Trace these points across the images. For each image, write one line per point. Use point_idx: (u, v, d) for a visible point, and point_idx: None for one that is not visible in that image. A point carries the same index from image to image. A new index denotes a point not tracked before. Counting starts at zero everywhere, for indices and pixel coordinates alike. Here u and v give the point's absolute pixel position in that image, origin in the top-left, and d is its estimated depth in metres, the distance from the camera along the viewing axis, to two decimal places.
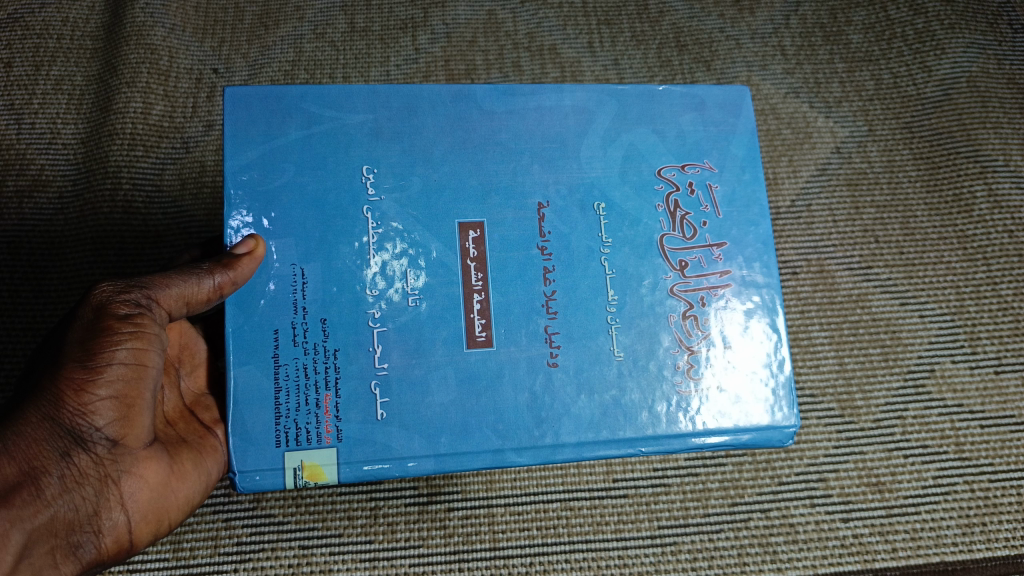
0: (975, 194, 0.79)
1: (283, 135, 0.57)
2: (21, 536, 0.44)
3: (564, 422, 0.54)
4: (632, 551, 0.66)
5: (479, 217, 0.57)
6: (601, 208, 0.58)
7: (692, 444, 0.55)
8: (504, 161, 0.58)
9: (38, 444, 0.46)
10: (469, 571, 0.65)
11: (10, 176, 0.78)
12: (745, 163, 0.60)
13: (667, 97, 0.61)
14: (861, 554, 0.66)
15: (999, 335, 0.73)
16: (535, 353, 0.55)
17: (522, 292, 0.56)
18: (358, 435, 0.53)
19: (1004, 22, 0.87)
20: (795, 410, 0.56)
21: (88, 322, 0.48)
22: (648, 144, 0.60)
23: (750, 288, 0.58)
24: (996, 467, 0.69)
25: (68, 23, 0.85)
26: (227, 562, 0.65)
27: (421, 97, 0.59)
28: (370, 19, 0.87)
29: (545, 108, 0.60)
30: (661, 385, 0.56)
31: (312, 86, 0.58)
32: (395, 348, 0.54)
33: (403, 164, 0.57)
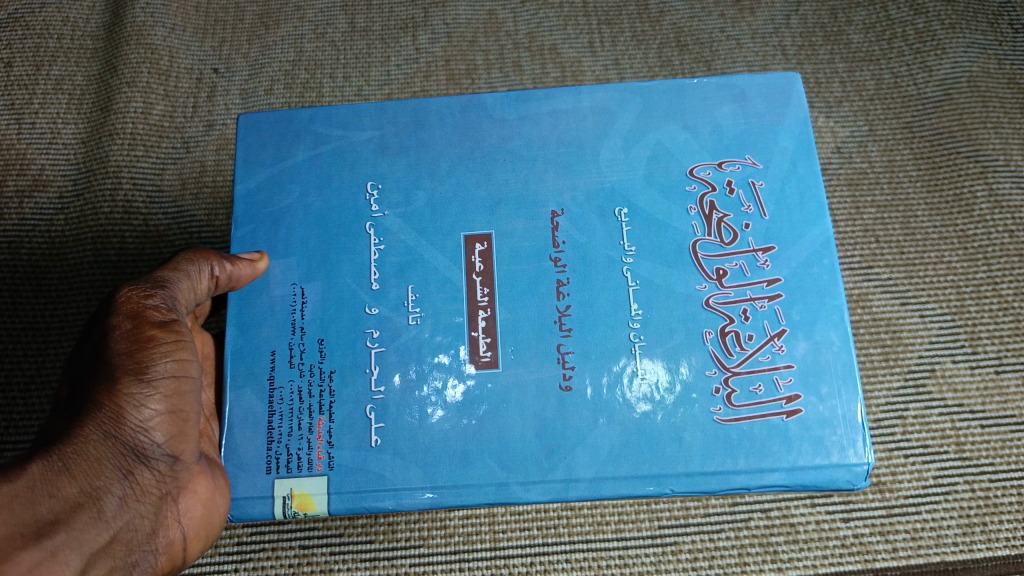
0: (976, 195, 0.78)
1: (291, 157, 0.61)
2: (84, 561, 0.43)
3: (577, 452, 0.53)
4: (632, 551, 0.66)
5: (485, 229, 0.58)
6: (623, 214, 0.58)
7: (734, 484, 0.53)
8: (514, 169, 0.60)
9: (99, 463, 0.45)
10: (469, 571, 0.65)
11: (10, 177, 0.78)
12: (796, 154, 0.59)
13: (700, 91, 0.61)
14: (861, 554, 0.65)
15: (999, 335, 0.73)
16: (546, 376, 0.55)
17: (533, 304, 0.56)
18: (350, 463, 0.53)
19: (1004, 22, 0.87)
20: (862, 444, 0.53)
21: (133, 333, 0.48)
22: (678, 141, 0.60)
23: (803, 298, 0.56)
24: (997, 468, 0.68)
25: (68, 24, 0.86)
26: (227, 562, 0.65)
27: (429, 111, 0.62)
28: (370, 19, 0.87)
29: (560, 111, 0.61)
30: (695, 413, 0.54)
31: (321, 108, 0.62)
32: (394, 370, 0.55)
33: (407, 180, 0.60)
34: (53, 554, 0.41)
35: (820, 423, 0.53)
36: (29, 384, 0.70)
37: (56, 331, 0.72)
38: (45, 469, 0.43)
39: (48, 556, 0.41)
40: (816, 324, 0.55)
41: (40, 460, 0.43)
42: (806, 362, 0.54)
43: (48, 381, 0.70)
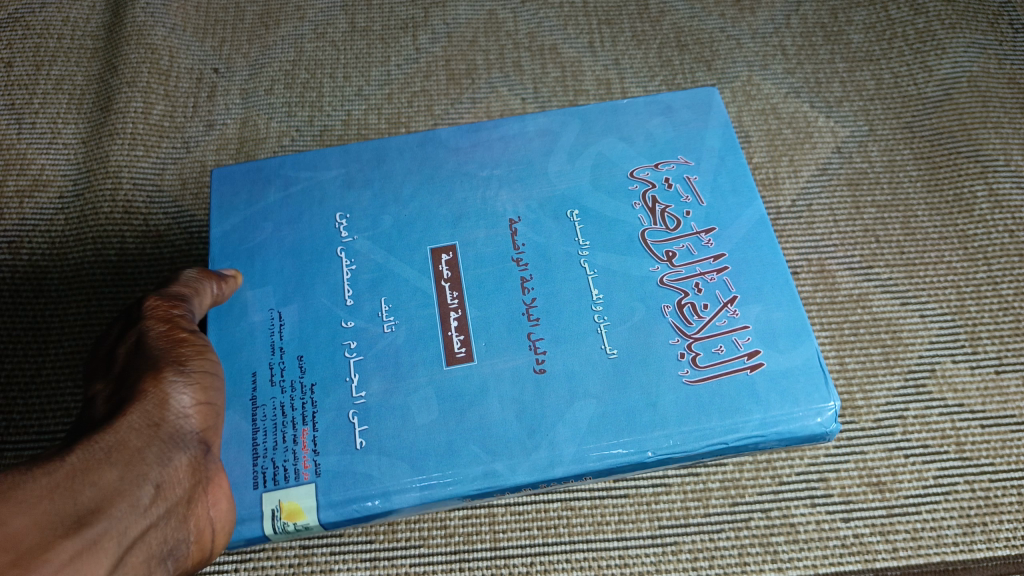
0: (976, 194, 0.78)
1: (262, 199, 0.63)
2: (125, 549, 0.39)
3: (559, 429, 0.54)
4: (632, 551, 0.65)
5: (451, 240, 0.61)
6: (576, 215, 0.61)
7: (713, 441, 0.53)
8: (472, 189, 0.63)
9: (144, 448, 0.43)
10: (469, 570, 0.65)
11: (11, 177, 0.78)
12: (723, 150, 0.64)
13: (631, 109, 0.66)
14: (861, 554, 0.65)
15: (999, 335, 0.72)
16: (522, 362, 0.56)
17: (502, 300, 0.58)
18: (337, 467, 0.53)
19: (1004, 22, 0.87)
20: (824, 388, 0.54)
21: (166, 336, 0.50)
22: (617, 151, 0.64)
23: (748, 268, 0.58)
24: (996, 467, 0.68)
25: (69, 24, 0.86)
26: (227, 562, 0.65)
27: (388, 146, 0.65)
28: (370, 19, 0.88)
29: (508, 137, 0.65)
30: (665, 379, 0.55)
31: (287, 155, 0.65)
32: (373, 376, 0.56)
33: (374, 206, 0.62)
34: (97, 542, 0.37)
35: (783, 374, 0.55)
36: (29, 384, 0.69)
37: (56, 331, 0.71)
38: (85, 455, 0.40)
39: (91, 545, 0.37)
40: (763, 288, 0.57)
41: (80, 448, 0.40)
42: (761, 322, 0.56)
43: (48, 381, 0.69)
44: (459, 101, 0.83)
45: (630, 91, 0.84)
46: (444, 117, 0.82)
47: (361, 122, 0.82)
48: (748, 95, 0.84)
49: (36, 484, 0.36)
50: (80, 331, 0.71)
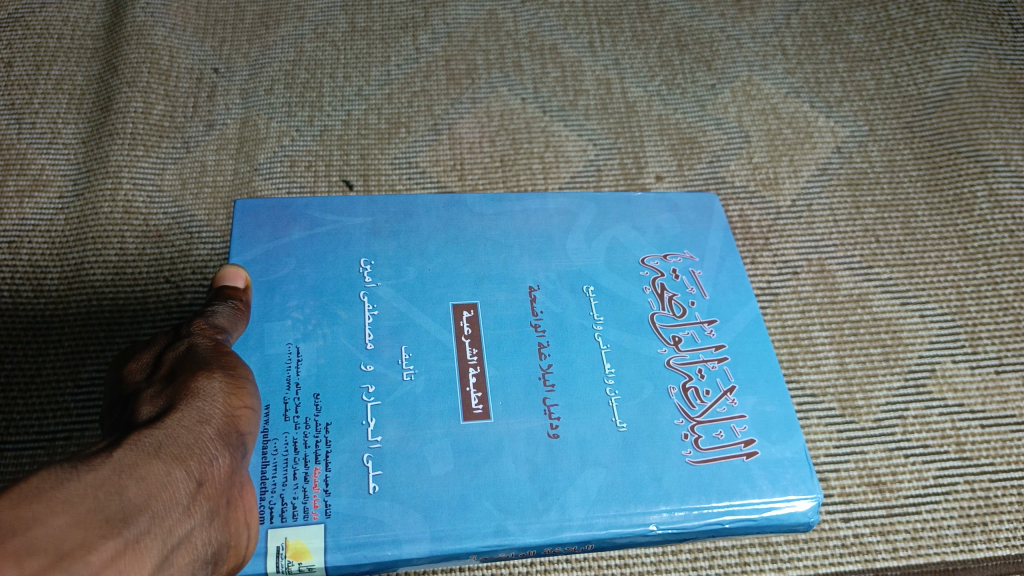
0: (975, 194, 0.78)
1: (286, 236, 0.63)
2: (165, 548, 0.38)
3: (570, 493, 0.54)
4: (632, 551, 0.64)
5: (471, 299, 0.61)
6: (590, 291, 0.63)
7: (710, 520, 0.54)
8: (495, 253, 0.64)
9: (191, 449, 0.42)
10: (470, 571, 0.63)
11: (10, 176, 0.78)
12: (724, 251, 0.66)
13: (644, 202, 0.68)
14: (861, 554, 0.64)
15: (999, 335, 0.72)
16: (536, 425, 0.56)
17: (519, 362, 0.59)
18: (348, 510, 0.53)
19: (1004, 22, 0.88)
20: (812, 484, 0.56)
21: (214, 348, 0.52)
22: (630, 238, 0.66)
23: (747, 360, 0.60)
24: (997, 468, 0.67)
25: (68, 24, 0.86)
26: None
27: (416, 204, 0.65)
28: (370, 19, 0.88)
29: (531, 211, 0.66)
30: (670, 457, 0.56)
31: (316, 197, 0.65)
32: (390, 422, 0.56)
33: (398, 258, 0.63)
34: (137, 541, 0.36)
35: (776, 463, 0.57)
36: (29, 384, 0.69)
37: (56, 330, 0.71)
38: (130, 452, 0.39)
39: (132, 544, 0.35)
40: (760, 378, 0.60)
41: (126, 445, 0.39)
42: (757, 414, 0.58)
43: (49, 381, 0.69)
44: (458, 100, 0.83)
45: (630, 91, 0.84)
46: (444, 116, 0.82)
47: (361, 122, 0.82)
48: (748, 95, 0.84)
49: (80, 482, 0.35)
50: (80, 331, 0.71)
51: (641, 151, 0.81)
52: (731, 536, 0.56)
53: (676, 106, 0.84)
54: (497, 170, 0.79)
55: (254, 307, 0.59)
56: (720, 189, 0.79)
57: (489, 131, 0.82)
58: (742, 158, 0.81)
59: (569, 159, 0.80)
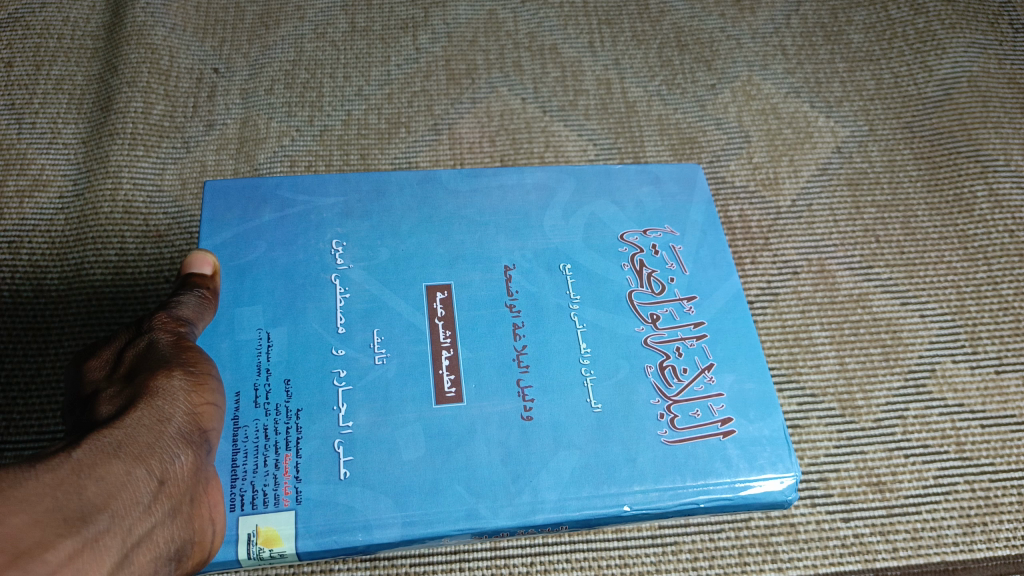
0: (976, 194, 0.78)
1: (256, 218, 0.63)
2: (124, 547, 0.39)
3: (542, 476, 0.55)
4: (632, 551, 0.64)
5: (445, 280, 0.61)
6: (567, 269, 0.63)
7: (685, 500, 0.55)
8: (470, 232, 0.64)
9: (150, 448, 0.43)
10: (469, 571, 0.63)
11: (11, 176, 0.78)
12: (706, 225, 0.66)
13: (624, 174, 0.68)
14: (861, 554, 0.64)
15: (999, 335, 0.72)
16: (509, 408, 0.57)
17: (494, 344, 0.59)
18: (319, 497, 0.53)
19: (1004, 22, 0.88)
20: (794, 463, 0.57)
21: (174, 344, 0.51)
22: (609, 213, 0.66)
23: (725, 337, 0.61)
24: (997, 468, 0.67)
25: (68, 24, 0.86)
26: None
27: (389, 181, 0.65)
28: (370, 19, 0.88)
29: (507, 186, 0.66)
30: (644, 437, 0.56)
31: (286, 176, 0.65)
32: (361, 407, 0.56)
33: (371, 238, 0.63)
34: (97, 540, 0.37)
35: (753, 441, 0.57)
36: (29, 384, 0.69)
37: (56, 331, 0.71)
38: (89, 452, 0.40)
39: (90, 544, 0.36)
40: (737, 356, 0.60)
41: (85, 444, 0.40)
42: (735, 391, 0.59)
43: (49, 381, 0.69)
44: (459, 100, 0.83)
45: (630, 91, 0.84)
46: (444, 116, 0.82)
47: (361, 122, 0.82)
48: (748, 95, 0.84)
49: (38, 482, 0.36)
50: (80, 331, 0.71)
51: (641, 151, 0.81)
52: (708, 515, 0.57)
53: (676, 106, 0.83)
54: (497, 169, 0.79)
55: (224, 293, 0.59)
56: (720, 189, 0.79)
57: (488, 131, 0.82)
58: (742, 158, 0.81)
59: (569, 159, 0.80)
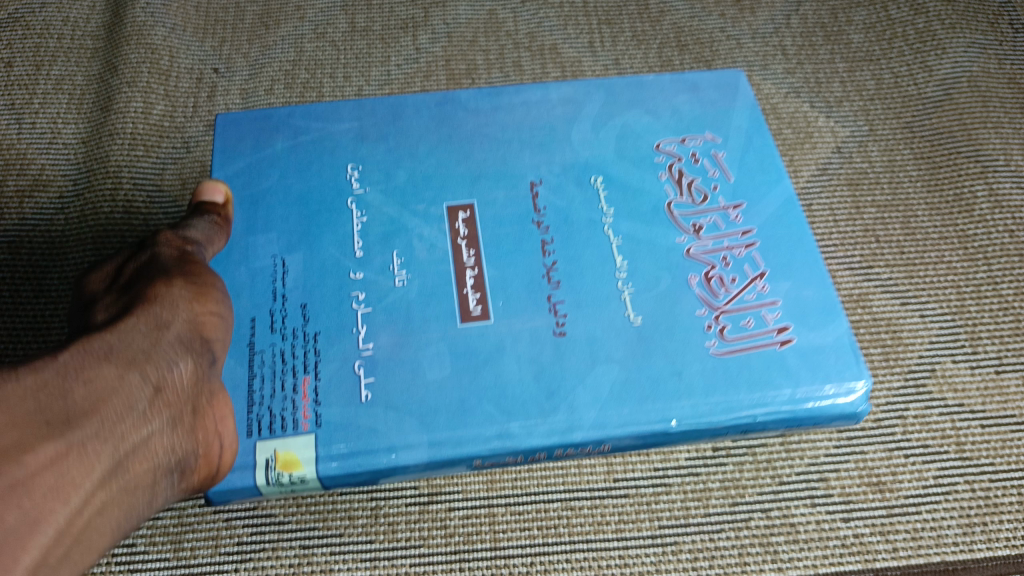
0: (976, 194, 0.78)
1: (270, 146, 0.65)
2: (113, 451, 0.42)
3: (579, 393, 0.55)
4: (632, 551, 0.64)
5: (467, 198, 0.63)
6: (600, 182, 0.64)
7: (741, 414, 0.55)
8: (493, 150, 0.65)
9: (143, 355, 0.46)
10: (469, 571, 0.63)
11: (10, 176, 0.78)
12: (750, 129, 0.67)
13: (657, 85, 0.69)
14: (861, 554, 0.64)
15: (1000, 335, 0.72)
16: (540, 325, 0.58)
17: (521, 261, 0.60)
18: (340, 419, 0.55)
19: (1004, 22, 0.88)
20: (862, 371, 0.56)
21: (177, 259, 0.54)
22: (642, 124, 0.67)
23: (776, 243, 0.61)
24: (997, 468, 0.67)
25: (68, 24, 0.86)
26: (227, 562, 0.63)
27: (405, 104, 0.67)
28: (370, 19, 0.88)
29: (531, 102, 0.68)
30: (690, 350, 0.57)
31: (299, 106, 0.67)
32: (382, 328, 0.57)
33: (388, 160, 0.65)
34: (82, 444, 0.40)
35: (813, 348, 0.57)
36: None
37: (56, 330, 0.71)
38: (77, 357, 0.43)
39: (74, 448, 0.40)
40: (790, 259, 0.60)
41: (74, 349, 0.43)
42: (790, 298, 0.59)
43: None
44: None
45: None
46: None
47: None
48: None
49: (21, 384, 0.39)
50: None
51: None
52: (765, 430, 0.57)
53: None
54: None
55: (238, 222, 0.61)
56: None
57: None
58: None
59: None
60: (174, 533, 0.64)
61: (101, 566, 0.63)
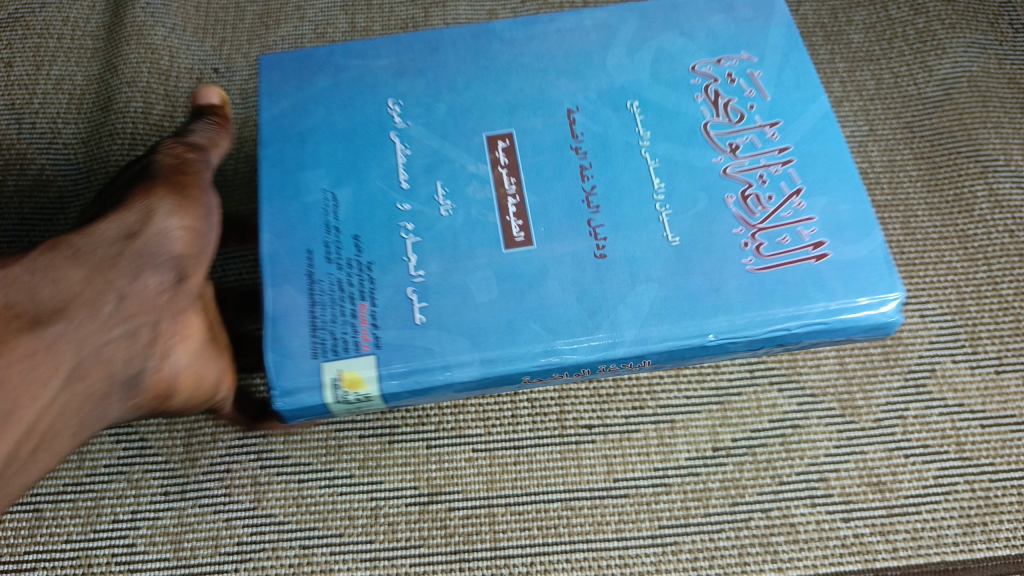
0: (976, 194, 0.78)
1: (313, 84, 0.65)
2: (63, 360, 0.46)
3: (620, 311, 0.56)
4: (632, 551, 0.64)
5: (506, 128, 0.63)
6: (635, 105, 0.64)
7: (777, 327, 0.55)
8: (529, 79, 0.65)
9: (108, 265, 0.49)
10: (469, 570, 0.63)
11: (10, 176, 0.78)
12: (787, 48, 0.66)
13: (691, 3, 0.68)
14: (861, 554, 0.64)
15: (1000, 335, 0.72)
16: (581, 248, 0.58)
17: (560, 186, 0.61)
18: (397, 341, 0.55)
19: (1004, 22, 0.88)
20: (897, 286, 0.56)
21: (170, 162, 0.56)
22: (678, 45, 0.66)
23: (813, 161, 0.61)
24: (997, 468, 0.67)
25: (68, 24, 0.86)
26: (227, 561, 0.63)
27: (441, 38, 0.67)
28: (370, 19, 0.88)
29: (565, 30, 0.67)
30: (729, 266, 0.57)
31: (338, 44, 0.67)
32: (432, 257, 0.58)
33: (428, 94, 0.65)
34: (27, 354, 0.44)
35: (848, 263, 0.57)
36: None
37: None
38: (36, 264, 0.47)
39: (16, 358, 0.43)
40: (826, 173, 0.60)
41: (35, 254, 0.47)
42: (826, 214, 0.59)
43: None
44: None
45: None
46: None
47: None
48: None
49: None
50: None
51: None
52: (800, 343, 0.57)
53: None
54: None
55: (287, 159, 0.62)
56: None
57: None
58: None
59: None
60: (174, 533, 0.64)
61: (101, 566, 0.63)
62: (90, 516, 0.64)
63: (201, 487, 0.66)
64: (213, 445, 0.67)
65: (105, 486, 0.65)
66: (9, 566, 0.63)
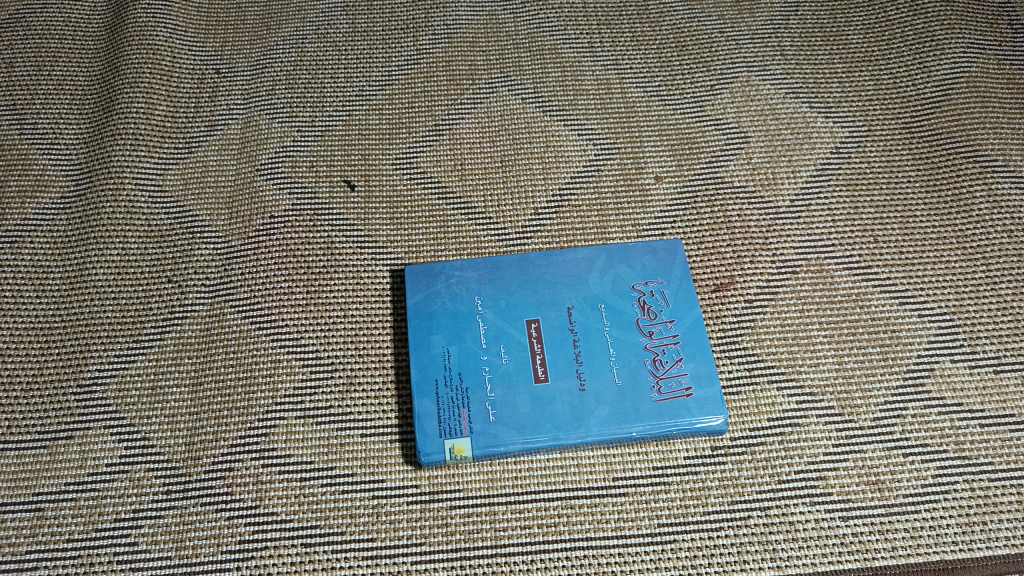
0: (975, 194, 0.79)
1: (412, 304, 0.71)
2: None
3: (589, 422, 0.65)
4: (632, 549, 0.64)
5: (541, 348, 0.67)
6: (602, 309, 0.69)
7: (666, 426, 0.64)
8: (548, 259, 0.72)
9: None
10: (470, 568, 0.64)
11: (12, 177, 0.79)
12: (689, 309, 0.69)
13: (636, 251, 0.72)
14: (861, 553, 0.64)
15: (999, 335, 0.73)
16: (574, 409, 0.65)
17: (563, 355, 0.67)
18: (482, 427, 0.65)
19: (1004, 22, 0.88)
20: (720, 409, 0.65)
21: None
22: (626, 285, 0.70)
23: (689, 320, 0.68)
24: (997, 467, 0.67)
25: (70, 25, 0.87)
26: (230, 559, 0.63)
27: (501, 262, 0.72)
28: (372, 20, 0.88)
29: (570, 257, 0.72)
30: (649, 409, 0.65)
31: (433, 266, 0.72)
32: (504, 396, 0.66)
33: (495, 334, 0.68)
34: None
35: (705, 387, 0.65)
36: (29, 383, 0.70)
37: (58, 330, 0.72)
38: None
39: None
40: (698, 357, 0.66)
41: None
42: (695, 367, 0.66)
43: (49, 380, 0.70)
44: (459, 101, 0.84)
45: (629, 91, 0.85)
46: (445, 117, 0.83)
47: (363, 123, 0.82)
48: (748, 96, 0.84)
49: None
50: (82, 330, 0.72)
51: (641, 151, 0.81)
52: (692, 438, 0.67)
53: (676, 106, 0.84)
54: (497, 170, 0.80)
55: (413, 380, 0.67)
56: (719, 189, 0.79)
57: (489, 131, 0.82)
58: (741, 159, 0.81)
59: (570, 160, 0.81)
60: (176, 531, 0.65)
61: (102, 564, 0.63)
62: (91, 514, 0.65)
63: (203, 487, 0.66)
64: (215, 445, 0.67)
65: (106, 485, 0.66)
66: (10, 565, 0.63)
